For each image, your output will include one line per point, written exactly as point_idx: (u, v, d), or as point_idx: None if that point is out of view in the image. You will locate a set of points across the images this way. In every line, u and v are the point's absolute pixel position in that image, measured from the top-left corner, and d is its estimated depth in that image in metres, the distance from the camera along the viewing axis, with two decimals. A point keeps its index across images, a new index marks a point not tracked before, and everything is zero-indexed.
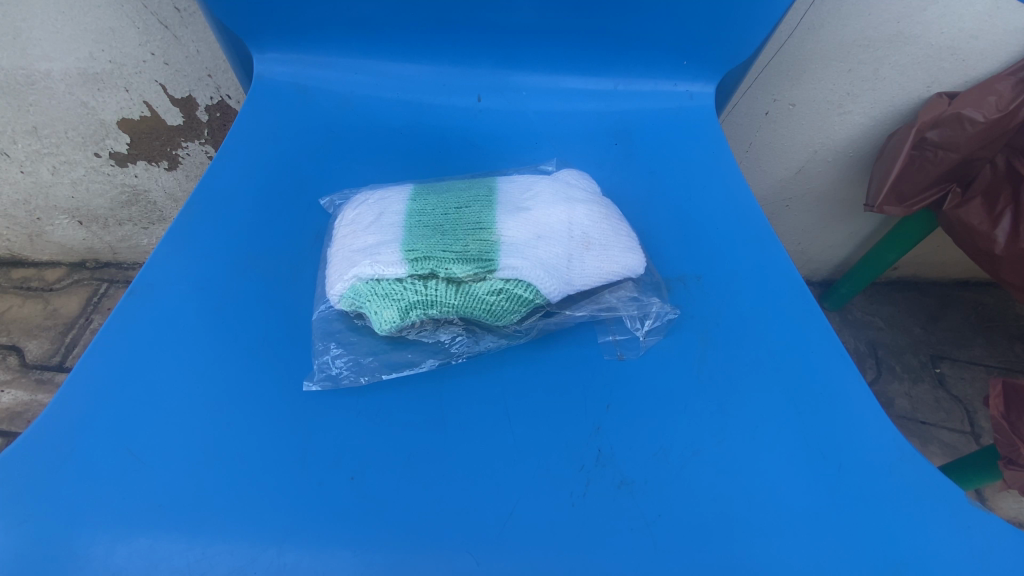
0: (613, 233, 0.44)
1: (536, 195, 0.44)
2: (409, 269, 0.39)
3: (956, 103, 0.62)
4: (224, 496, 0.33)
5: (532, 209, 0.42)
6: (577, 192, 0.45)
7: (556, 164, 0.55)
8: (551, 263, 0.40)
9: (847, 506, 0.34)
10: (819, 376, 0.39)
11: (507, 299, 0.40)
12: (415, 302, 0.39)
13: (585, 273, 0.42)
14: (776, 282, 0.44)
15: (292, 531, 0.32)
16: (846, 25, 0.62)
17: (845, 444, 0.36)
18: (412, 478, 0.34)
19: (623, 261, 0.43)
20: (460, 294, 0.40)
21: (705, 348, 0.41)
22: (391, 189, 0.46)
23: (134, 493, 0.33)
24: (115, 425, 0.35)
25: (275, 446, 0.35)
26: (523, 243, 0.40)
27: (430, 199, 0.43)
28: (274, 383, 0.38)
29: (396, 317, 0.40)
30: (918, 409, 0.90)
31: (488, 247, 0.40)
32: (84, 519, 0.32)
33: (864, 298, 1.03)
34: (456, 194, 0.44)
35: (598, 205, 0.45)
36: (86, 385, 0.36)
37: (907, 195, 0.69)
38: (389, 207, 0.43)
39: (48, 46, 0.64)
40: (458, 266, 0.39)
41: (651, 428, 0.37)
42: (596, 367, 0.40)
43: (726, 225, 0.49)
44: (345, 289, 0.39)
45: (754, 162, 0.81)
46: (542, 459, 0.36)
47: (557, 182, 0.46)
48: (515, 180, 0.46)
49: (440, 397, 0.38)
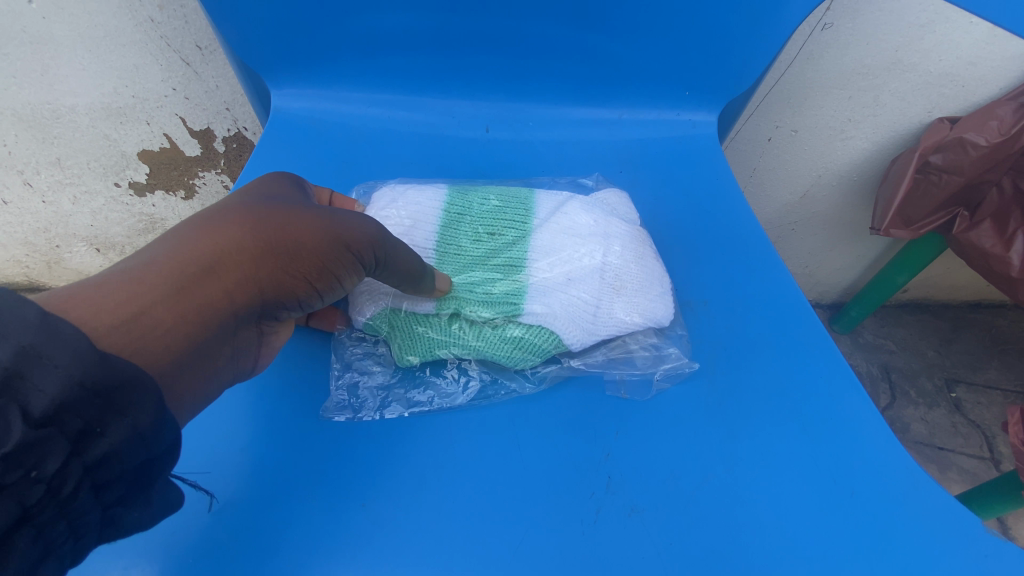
0: (642, 275, 0.44)
1: (564, 227, 0.45)
2: (436, 307, 0.42)
3: (957, 128, 0.63)
4: (247, 521, 0.35)
5: (563, 251, 0.44)
6: (607, 225, 0.45)
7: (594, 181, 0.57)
8: (576, 310, 0.42)
9: (861, 535, 0.34)
10: (828, 401, 0.39)
11: (524, 347, 0.42)
12: (434, 339, 0.42)
13: (611, 317, 0.43)
14: (782, 304, 0.45)
15: (312, 555, 0.34)
16: (847, 53, 0.64)
17: (859, 471, 0.36)
18: (422, 503, 0.35)
19: (654, 306, 0.43)
20: (478, 334, 0.42)
21: (714, 373, 0.41)
22: (427, 191, 0.47)
23: (166, 519, 0.35)
24: None
25: (293, 473, 0.37)
26: (550, 288, 0.42)
27: (465, 230, 0.45)
28: (293, 412, 0.39)
29: (415, 351, 0.42)
30: (934, 435, 0.89)
31: (516, 291, 0.42)
32: (118, 545, 0.34)
33: (875, 321, 1.02)
34: (488, 221, 0.45)
35: (627, 240, 0.45)
36: None
37: (913, 218, 0.71)
38: (419, 223, 0.44)
39: (75, 82, 0.65)
40: (483, 310, 0.42)
41: (661, 453, 0.37)
42: (606, 392, 0.40)
43: (732, 250, 0.49)
44: (373, 313, 0.42)
45: (758, 188, 0.83)
46: (550, 482, 0.36)
47: (589, 209, 0.46)
48: (544, 202, 0.46)
49: (452, 422, 0.39)
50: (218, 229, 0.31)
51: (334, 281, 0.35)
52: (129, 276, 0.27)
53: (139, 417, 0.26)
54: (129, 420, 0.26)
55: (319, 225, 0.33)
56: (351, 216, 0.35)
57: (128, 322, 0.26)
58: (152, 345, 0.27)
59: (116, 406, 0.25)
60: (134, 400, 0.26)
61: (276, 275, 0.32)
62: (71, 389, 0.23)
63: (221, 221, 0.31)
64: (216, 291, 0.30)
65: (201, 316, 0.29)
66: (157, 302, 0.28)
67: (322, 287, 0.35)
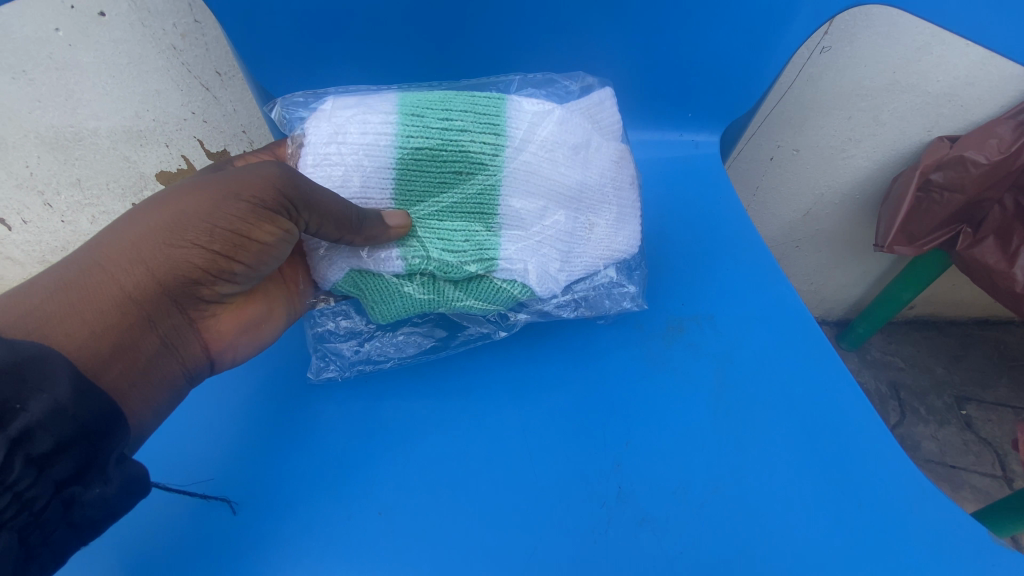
0: (608, 217, 0.47)
1: (539, 169, 0.42)
2: (406, 265, 0.42)
3: (958, 146, 0.64)
4: (319, 526, 0.40)
5: (537, 198, 0.42)
6: (578, 160, 0.43)
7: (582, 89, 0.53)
8: (549, 269, 0.44)
9: (860, 540, 0.38)
10: (830, 414, 0.43)
11: (501, 296, 0.44)
12: (407, 298, 0.44)
13: (583, 259, 0.46)
14: (787, 319, 0.48)
15: (374, 555, 0.39)
16: (845, 73, 0.65)
17: (863, 481, 0.40)
18: (471, 510, 0.41)
19: (619, 245, 0.47)
20: (454, 289, 0.43)
21: (720, 389, 0.45)
22: (380, 103, 0.41)
23: (249, 524, 0.41)
24: (232, 467, 0.43)
25: (351, 483, 0.42)
26: (523, 239, 0.43)
27: (429, 168, 0.40)
28: (350, 427, 0.45)
29: (390, 310, 0.44)
30: (946, 452, 0.89)
31: (484, 244, 0.42)
32: (215, 546, 0.40)
33: (882, 337, 1.02)
34: (450, 151, 0.40)
35: (595, 174, 0.45)
36: (212, 435, 0.45)
37: (916, 235, 0.72)
38: (376, 151, 0.40)
39: (97, 106, 0.68)
40: (454, 269, 0.42)
41: (673, 466, 0.42)
42: (621, 409, 0.45)
43: (740, 266, 0.52)
44: (339, 278, 0.43)
45: (761, 206, 0.84)
46: (575, 492, 0.41)
47: (560, 138, 0.42)
48: (512, 117, 0.41)
49: (487, 435, 0.44)
50: (119, 225, 0.35)
51: (237, 239, 0.35)
52: (24, 286, 0.33)
53: (56, 391, 0.29)
54: (48, 394, 0.28)
55: (193, 196, 0.35)
56: (229, 176, 0.36)
57: (24, 316, 0.31)
58: (53, 333, 0.32)
59: (31, 383, 0.28)
60: (44, 377, 0.29)
61: (164, 253, 0.35)
62: None
63: (123, 220, 0.36)
64: (107, 283, 0.34)
65: (96, 300, 0.34)
66: (53, 298, 0.33)
67: (225, 252, 0.35)
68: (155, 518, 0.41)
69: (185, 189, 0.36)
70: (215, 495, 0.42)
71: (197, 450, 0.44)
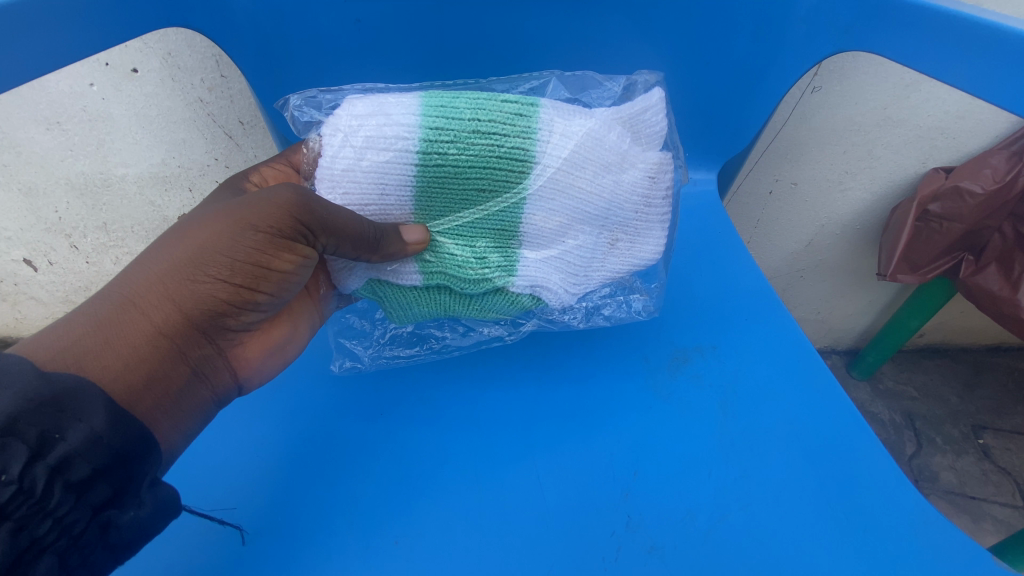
0: (630, 232, 0.46)
1: (567, 186, 0.41)
2: (423, 279, 0.44)
3: (953, 177, 0.66)
4: (329, 559, 0.41)
5: (561, 215, 0.42)
6: (605, 179, 0.42)
7: (624, 85, 0.48)
8: (568, 282, 0.45)
9: (867, 567, 0.38)
10: (832, 441, 0.44)
11: (514, 307, 0.45)
12: (422, 306, 0.46)
13: (602, 271, 0.47)
14: (789, 348, 0.49)
15: None
16: (837, 112, 0.68)
17: (868, 508, 0.41)
18: (480, 541, 0.41)
19: (642, 256, 0.47)
20: (465, 301, 0.45)
21: (724, 417, 0.46)
22: (394, 112, 0.38)
23: (262, 556, 0.41)
24: (244, 499, 0.44)
25: (362, 514, 0.43)
26: (544, 251, 0.44)
27: (456, 182, 0.40)
28: (361, 459, 0.46)
29: (407, 315, 0.47)
30: (965, 483, 0.87)
31: (506, 259, 0.43)
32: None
33: (893, 366, 1.02)
34: (473, 171, 0.39)
35: (621, 194, 0.43)
36: (224, 467, 0.46)
37: (919, 264, 0.73)
38: (392, 171, 0.39)
39: (127, 154, 0.69)
40: (470, 285, 0.43)
41: (680, 495, 0.42)
42: (630, 439, 0.46)
43: (740, 298, 0.54)
44: (357, 286, 0.45)
45: (763, 239, 0.85)
46: (584, 524, 0.41)
47: (589, 155, 0.40)
48: (542, 135, 0.39)
49: (498, 466, 0.45)
50: (148, 261, 0.37)
51: (258, 271, 0.36)
52: (61, 324, 0.35)
53: (92, 419, 0.31)
54: (85, 422, 0.30)
55: (212, 230, 0.36)
56: (246, 203, 0.36)
57: (61, 352, 0.33)
58: (90, 367, 0.34)
59: (71, 412, 0.30)
60: (81, 407, 0.31)
61: (189, 288, 0.36)
62: (19, 403, 0.28)
63: (151, 255, 0.37)
64: (138, 319, 0.36)
65: (129, 337, 0.35)
66: (87, 335, 0.34)
67: (247, 283, 0.37)
68: (178, 557, 0.42)
69: (204, 222, 0.37)
70: (231, 527, 0.43)
71: (210, 483, 0.45)
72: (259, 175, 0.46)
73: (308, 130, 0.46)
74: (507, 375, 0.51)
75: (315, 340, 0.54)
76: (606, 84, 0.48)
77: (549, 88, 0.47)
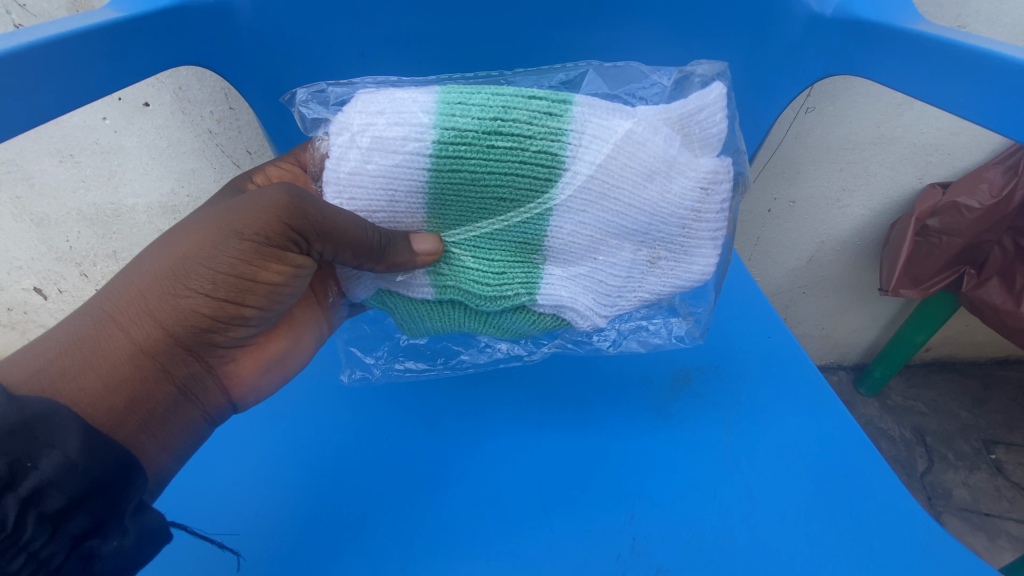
0: (674, 249, 0.44)
1: (602, 197, 0.39)
2: (436, 294, 0.44)
3: (949, 193, 0.67)
4: None
5: (593, 228, 0.41)
6: (648, 189, 0.39)
7: (676, 78, 0.43)
8: (599, 297, 0.44)
9: None
10: (839, 461, 0.45)
11: (533, 326, 0.45)
12: (433, 321, 0.46)
13: (638, 292, 0.45)
14: (794, 370, 0.51)
15: None
16: (832, 131, 0.67)
17: (874, 527, 0.42)
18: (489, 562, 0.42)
19: (686, 276, 0.45)
20: (478, 319, 0.45)
21: (730, 435, 0.48)
22: (407, 109, 0.36)
23: None
24: (252, 524, 0.44)
25: (371, 538, 0.43)
26: (574, 266, 0.43)
27: (482, 192, 0.39)
28: (370, 482, 0.46)
29: (418, 328, 0.47)
30: (979, 500, 0.86)
31: (528, 277, 0.43)
32: None
33: (901, 381, 1.01)
34: (494, 180, 0.38)
35: (666, 206, 0.40)
36: (230, 494, 0.46)
37: (920, 278, 0.74)
38: (400, 176, 0.38)
39: (138, 185, 0.71)
40: (488, 303, 0.43)
41: (687, 515, 0.43)
42: (639, 458, 0.47)
43: (746, 321, 0.56)
44: (367, 295, 0.45)
45: (764, 257, 0.84)
46: (593, 544, 0.42)
47: (627, 165, 0.38)
48: (573, 138, 0.37)
49: (508, 486, 0.46)
50: (126, 274, 0.36)
51: (242, 284, 0.36)
52: (39, 343, 0.34)
53: (66, 445, 0.30)
54: (58, 450, 0.29)
55: (192, 239, 0.35)
56: (228, 211, 0.35)
57: (37, 373, 0.33)
58: (67, 389, 0.33)
59: (42, 439, 0.29)
60: (55, 434, 0.30)
61: (169, 302, 0.35)
62: None
63: (130, 267, 0.36)
64: (117, 336, 0.35)
65: (107, 356, 0.34)
66: (63, 355, 0.34)
67: (231, 297, 0.36)
68: None
69: (185, 232, 0.36)
70: (242, 553, 0.43)
71: (216, 510, 0.45)
72: (264, 175, 0.47)
73: (314, 128, 0.45)
74: (515, 395, 0.52)
75: (321, 363, 0.55)
76: (652, 77, 0.44)
77: (586, 81, 0.44)
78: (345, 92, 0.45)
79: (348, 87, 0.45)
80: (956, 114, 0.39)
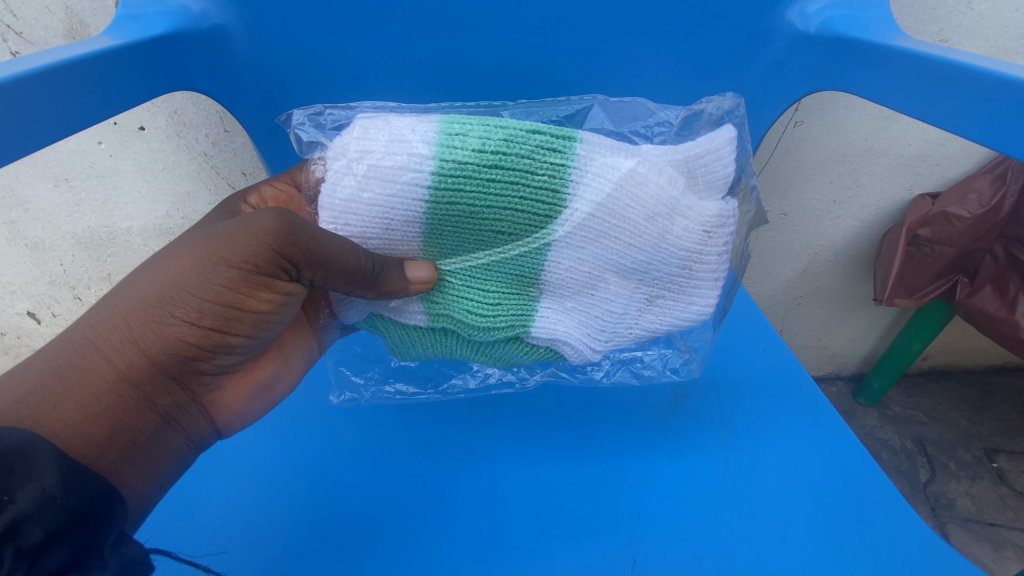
0: (674, 289, 0.44)
1: (600, 235, 0.40)
2: (429, 321, 0.44)
3: (939, 203, 0.67)
4: None
5: (591, 264, 0.41)
6: (650, 229, 0.39)
7: (684, 117, 0.43)
8: (592, 329, 0.45)
9: None
10: (838, 475, 0.45)
11: (528, 356, 0.46)
12: (426, 346, 0.46)
13: (635, 329, 0.45)
14: (790, 385, 0.52)
15: None
16: (821, 143, 0.68)
17: (876, 543, 0.41)
18: None
19: (685, 315, 0.45)
20: (471, 347, 0.46)
21: (728, 451, 0.48)
22: (408, 140, 0.37)
23: None
24: (245, 552, 0.43)
25: (367, 565, 0.42)
26: (568, 301, 0.44)
27: (481, 225, 0.39)
28: (366, 506, 0.45)
29: (411, 352, 0.47)
30: (984, 510, 0.85)
31: (522, 310, 0.43)
32: None
33: (900, 391, 1.01)
34: (492, 213, 0.38)
35: (667, 246, 0.40)
36: (222, 521, 0.45)
37: (915, 287, 0.74)
38: (397, 206, 0.38)
39: (133, 208, 0.71)
40: (480, 333, 0.43)
41: (685, 536, 0.43)
42: (637, 477, 0.46)
43: (740, 336, 0.57)
44: (358, 318, 0.45)
45: (758, 269, 0.85)
46: (590, 568, 0.41)
47: (629, 207, 0.38)
48: (576, 177, 0.37)
49: (506, 509, 0.45)
50: (112, 299, 0.36)
51: (229, 312, 0.36)
52: (19, 369, 0.34)
53: (44, 479, 0.29)
54: (38, 483, 0.29)
55: (179, 266, 0.35)
56: (218, 237, 0.35)
57: (16, 403, 0.32)
58: (47, 420, 0.32)
59: (19, 473, 0.28)
60: (33, 468, 0.29)
61: (154, 330, 0.35)
62: None
63: (116, 293, 0.36)
64: (99, 364, 0.34)
65: (89, 385, 0.34)
66: (44, 383, 0.33)
67: (218, 326, 0.36)
68: None
69: (173, 258, 0.36)
70: None
71: (207, 538, 0.44)
72: (258, 196, 0.48)
73: (310, 150, 0.45)
74: (512, 416, 0.52)
75: (315, 386, 0.54)
76: (659, 114, 0.44)
77: (589, 117, 0.45)
78: (342, 116, 0.45)
79: (346, 111, 0.46)
80: (952, 126, 0.39)
